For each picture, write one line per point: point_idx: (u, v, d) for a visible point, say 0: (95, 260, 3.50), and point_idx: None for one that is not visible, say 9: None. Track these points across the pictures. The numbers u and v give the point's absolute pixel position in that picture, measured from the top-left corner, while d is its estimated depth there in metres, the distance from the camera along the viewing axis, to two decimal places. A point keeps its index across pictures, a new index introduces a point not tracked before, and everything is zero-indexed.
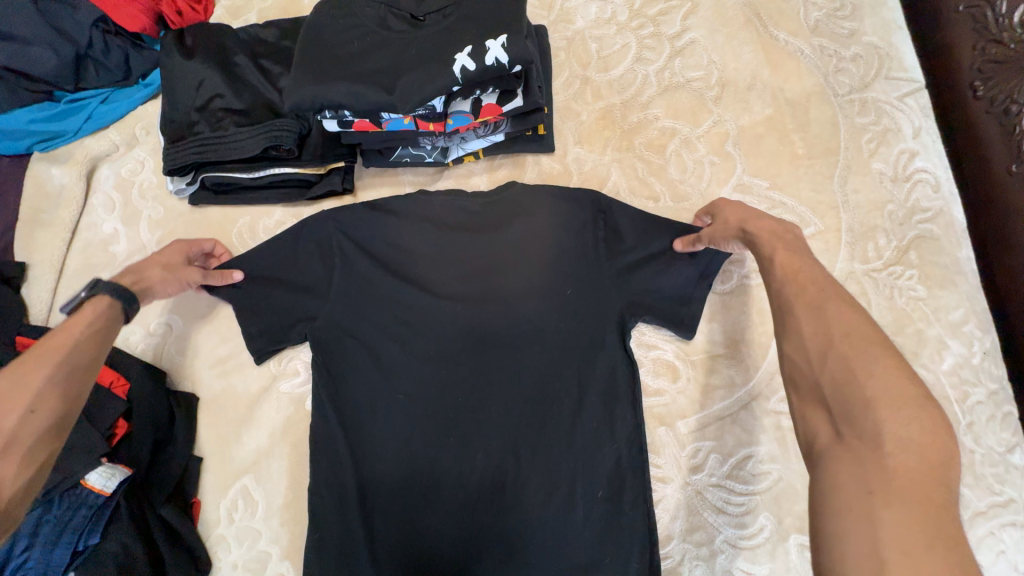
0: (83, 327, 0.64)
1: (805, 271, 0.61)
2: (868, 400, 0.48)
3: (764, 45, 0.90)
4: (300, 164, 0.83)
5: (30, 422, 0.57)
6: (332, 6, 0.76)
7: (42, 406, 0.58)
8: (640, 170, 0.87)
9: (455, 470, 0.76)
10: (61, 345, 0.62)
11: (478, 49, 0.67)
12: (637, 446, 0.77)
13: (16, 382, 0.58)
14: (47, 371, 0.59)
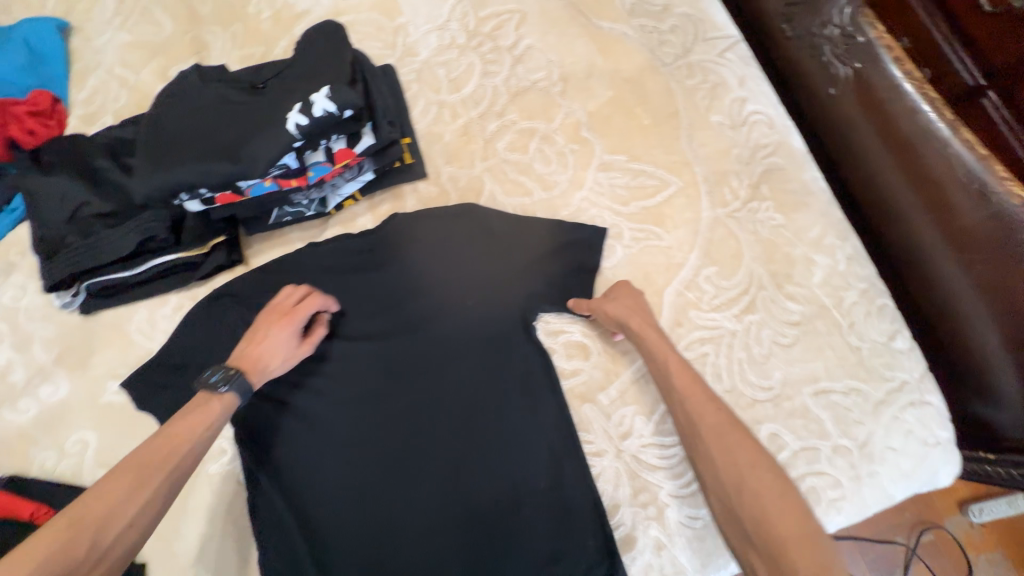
0: (210, 422, 0.66)
1: (695, 381, 0.69)
2: (783, 541, 0.54)
3: (592, 36, 0.98)
4: (181, 248, 0.85)
5: (149, 511, 0.59)
6: (170, 93, 0.79)
7: (139, 515, 0.58)
8: (510, 173, 0.93)
9: (402, 502, 0.77)
10: (184, 441, 0.63)
11: (306, 105, 0.72)
12: (564, 428, 0.79)
13: (147, 481, 0.59)
14: (166, 475, 0.61)
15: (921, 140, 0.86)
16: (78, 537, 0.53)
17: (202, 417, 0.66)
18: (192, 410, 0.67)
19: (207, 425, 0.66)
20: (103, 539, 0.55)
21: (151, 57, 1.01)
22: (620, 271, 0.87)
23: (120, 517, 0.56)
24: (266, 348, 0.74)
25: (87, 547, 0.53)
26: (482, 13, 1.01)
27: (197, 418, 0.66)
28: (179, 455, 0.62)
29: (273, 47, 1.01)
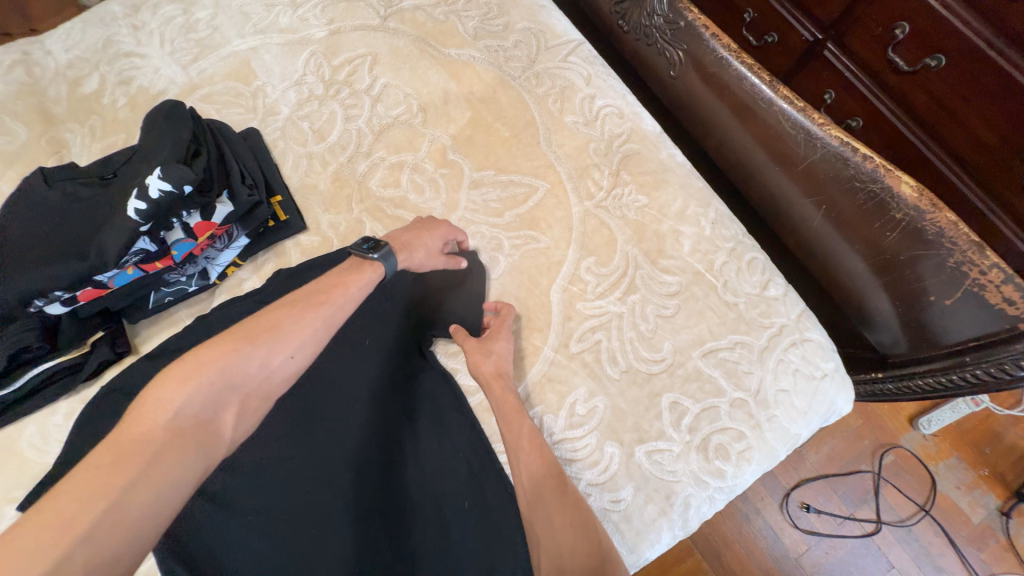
0: (364, 283, 0.73)
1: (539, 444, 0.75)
2: None
3: (443, 64, 1.03)
4: (59, 353, 0.82)
5: (288, 361, 0.64)
6: (14, 201, 0.78)
7: (303, 347, 0.65)
8: (387, 209, 0.95)
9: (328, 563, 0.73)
10: (326, 302, 0.69)
11: (142, 189, 0.72)
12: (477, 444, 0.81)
13: (285, 323, 0.65)
14: (314, 321, 0.67)
15: (753, 102, 0.93)
16: (223, 377, 0.58)
17: (357, 280, 0.73)
18: (346, 278, 0.73)
19: (342, 296, 0.71)
20: (247, 381, 0.60)
21: (7, 166, 0.99)
22: (507, 280, 0.90)
23: (261, 361, 0.62)
24: (418, 239, 0.82)
25: (246, 369, 0.60)
26: (335, 62, 1.04)
27: (354, 281, 0.73)
28: (333, 303, 0.69)
29: (133, 133, 1.01)
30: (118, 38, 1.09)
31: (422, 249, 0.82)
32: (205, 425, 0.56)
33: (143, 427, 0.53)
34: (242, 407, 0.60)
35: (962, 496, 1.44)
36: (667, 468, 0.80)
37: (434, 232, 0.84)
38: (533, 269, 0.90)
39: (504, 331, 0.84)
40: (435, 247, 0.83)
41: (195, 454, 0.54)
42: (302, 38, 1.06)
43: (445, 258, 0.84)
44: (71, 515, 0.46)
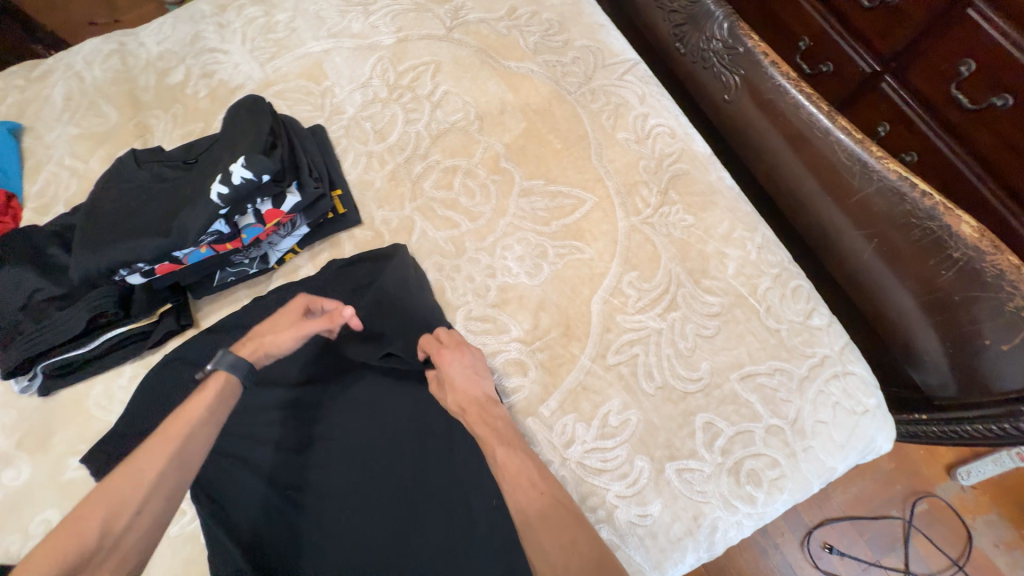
0: (205, 405, 0.67)
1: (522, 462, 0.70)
2: None
3: (502, 75, 1.07)
4: (131, 320, 0.89)
5: (140, 521, 0.58)
6: (107, 178, 0.85)
7: (150, 507, 0.58)
8: (438, 210, 0.99)
9: (362, 540, 0.78)
10: (171, 442, 0.62)
11: (226, 175, 0.78)
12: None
13: (122, 482, 0.58)
14: (150, 476, 0.59)
15: (807, 130, 0.93)
16: (66, 552, 0.53)
17: (200, 399, 0.67)
18: (191, 399, 0.67)
19: (190, 424, 0.64)
20: (93, 553, 0.54)
21: (98, 145, 1.08)
22: (549, 287, 0.92)
23: (101, 530, 0.55)
24: (266, 328, 0.79)
25: (83, 541, 0.54)
26: (401, 67, 1.10)
27: (203, 398, 0.68)
28: (171, 451, 0.62)
29: (211, 122, 1.08)
30: (205, 34, 1.17)
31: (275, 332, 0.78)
32: None
33: None
34: None
35: (1001, 555, 1.36)
36: (696, 488, 0.80)
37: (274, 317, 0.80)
38: (575, 279, 0.92)
39: (447, 351, 0.81)
40: (285, 322, 0.79)
41: None
42: (372, 44, 1.12)
43: (309, 321, 0.80)
44: None
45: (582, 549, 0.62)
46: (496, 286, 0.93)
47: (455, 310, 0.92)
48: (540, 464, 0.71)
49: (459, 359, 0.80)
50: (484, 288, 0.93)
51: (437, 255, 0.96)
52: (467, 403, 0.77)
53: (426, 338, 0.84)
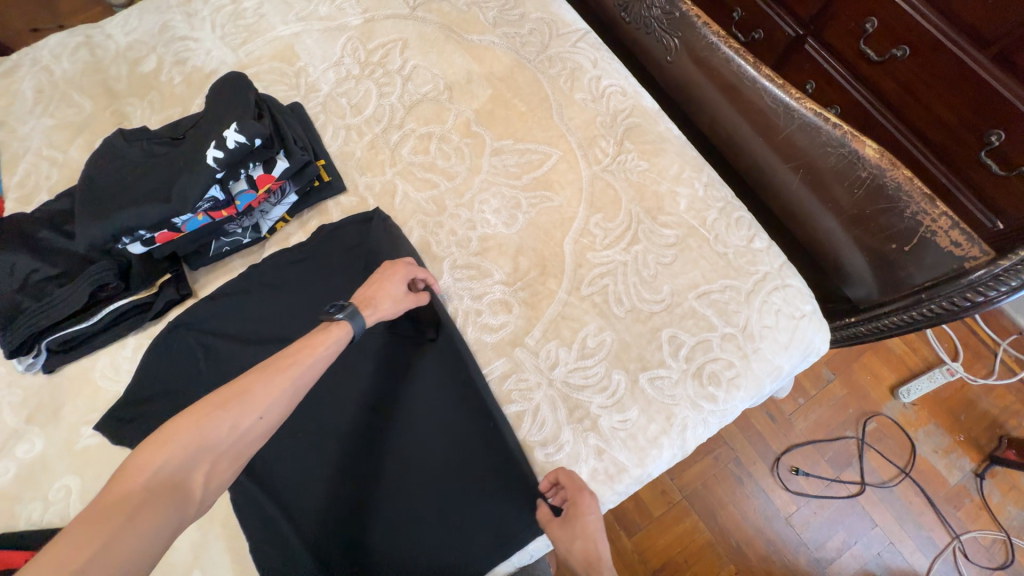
0: (332, 339, 0.76)
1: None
2: None
3: (466, 48, 1.16)
4: (132, 292, 0.94)
5: (257, 425, 0.65)
6: (98, 158, 0.90)
7: (265, 414, 0.66)
8: (417, 173, 1.07)
9: (371, 485, 0.84)
10: (291, 364, 0.70)
11: (220, 141, 0.85)
12: (483, 382, 0.92)
13: (251, 388, 0.66)
14: (272, 387, 0.67)
15: (739, 83, 1.06)
16: (195, 441, 0.61)
17: (324, 338, 0.75)
18: (313, 338, 0.75)
19: (313, 353, 0.73)
20: (218, 444, 0.62)
21: (76, 135, 1.11)
22: (525, 234, 1.02)
23: (228, 426, 0.63)
24: (378, 290, 0.85)
25: (214, 432, 0.62)
26: (370, 46, 1.17)
27: (322, 338, 0.75)
28: (293, 365, 0.70)
29: (189, 106, 1.13)
30: (173, 24, 1.21)
31: (388, 299, 0.85)
32: (175, 487, 0.58)
33: (124, 485, 0.56)
34: (211, 471, 0.61)
35: (940, 459, 1.55)
36: (667, 392, 0.91)
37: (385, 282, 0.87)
38: (549, 224, 1.02)
39: (586, 499, 0.79)
40: (397, 292, 0.87)
41: (170, 511, 0.56)
42: (340, 25, 1.19)
43: (413, 298, 0.89)
44: (66, 561, 0.49)
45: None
46: (477, 237, 1.02)
47: (441, 261, 1.01)
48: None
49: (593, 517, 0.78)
50: (466, 239, 1.02)
51: (419, 214, 1.05)
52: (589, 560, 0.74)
53: (564, 472, 0.82)
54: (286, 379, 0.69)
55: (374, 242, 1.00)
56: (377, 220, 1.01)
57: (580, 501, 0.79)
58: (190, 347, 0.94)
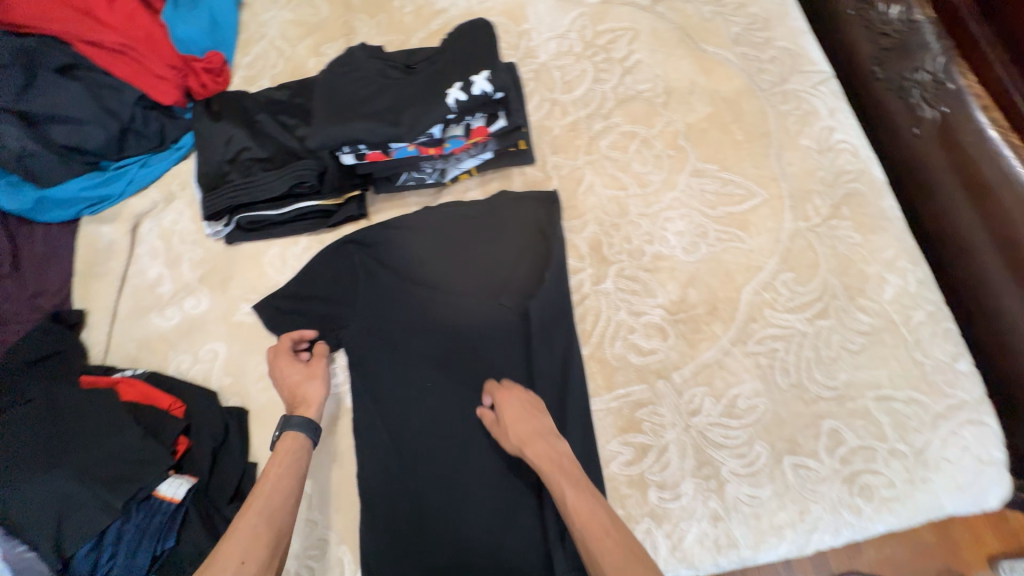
0: (290, 450, 0.77)
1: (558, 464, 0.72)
2: None
3: (698, 58, 1.09)
4: (322, 197, 0.98)
5: (247, 567, 0.64)
6: (339, 64, 0.93)
7: (251, 553, 0.65)
8: (609, 169, 1.04)
9: (431, 458, 0.85)
10: (261, 495, 0.71)
11: (466, 83, 0.84)
12: (564, 390, 0.87)
13: (223, 544, 0.65)
14: (247, 524, 0.67)
15: (1000, 182, 0.90)
16: None
17: (280, 461, 0.76)
18: (265, 470, 0.75)
19: (272, 480, 0.73)
20: None
21: (308, 36, 1.17)
22: (703, 267, 0.95)
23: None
24: (290, 385, 0.86)
25: None
26: (599, 28, 1.14)
27: (275, 467, 0.75)
28: (258, 496, 0.71)
29: (412, 38, 1.15)
30: None
31: (312, 384, 0.85)
32: None
33: None
34: None
35: None
36: (809, 486, 0.82)
37: (283, 366, 0.87)
38: (732, 265, 0.95)
39: (508, 390, 0.82)
40: (292, 375, 0.86)
41: None
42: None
43: (316, 360, 0.88)
44: None
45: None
46: (650, 253, 0.97)
47: (609, 265, 0.97)
48: (617, 515, 0.67)
49: (523, 398, 0.80)
50: (639, 252, 0.98)
51: (599, 211, 1.01)
52: (526, 437, 0.76)
53: (491, 380, 0.85)
54: (257, 514, 0.69)
55: (546, 224, 0.98)
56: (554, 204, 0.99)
57: (504, 394, 0.81)
58: (355, 263, 0.96)
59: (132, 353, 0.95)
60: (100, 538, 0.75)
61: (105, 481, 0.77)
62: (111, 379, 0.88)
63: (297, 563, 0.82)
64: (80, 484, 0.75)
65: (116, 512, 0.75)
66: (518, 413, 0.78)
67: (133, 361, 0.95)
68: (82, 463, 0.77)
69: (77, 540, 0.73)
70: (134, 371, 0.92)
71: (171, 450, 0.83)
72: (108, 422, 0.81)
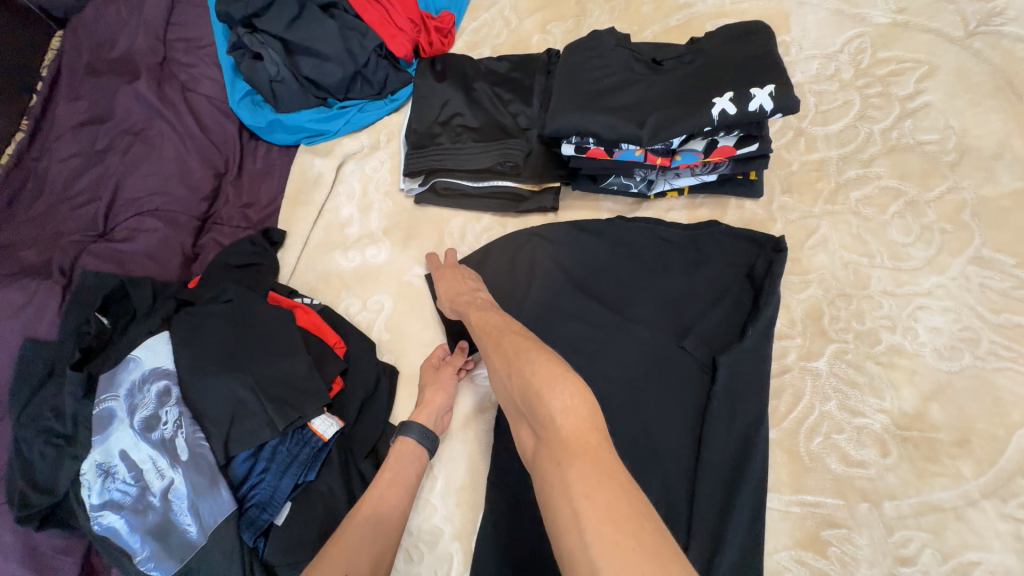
0: (406, 456, 0.78)
1: (490, 313, 0.74)
2: (537, 392, 0.56)
3: (1018, 115, 0.85)
4: (520, 180, 0.93)
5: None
6: (584, 46, 0.86)
7: (358, 561, 0.63)
8: (854, 227, 0.85)
9: None
10: (373, 499, 0.72)
11: (741, 96, 0.72)
12: (741, 476, 0.71)
13: (334, 547, 0.64)
14: (356, 531, 0.67)
15: None
16: None
17: (393, 468, 0.76)
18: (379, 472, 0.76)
19: (382, 484, 0.74)
20: None
21: (538, 11, 1.13)
22: (961, 383, 0.74)
23: None
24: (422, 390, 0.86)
25: None
26: (882, 54, 0.93)
27: (389, 468, 0.76)
28: (370, 501, 0.71)
29: (647, 31, 1.05)
30: None
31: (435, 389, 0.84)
32: None
33: None
34: None
35: None
36: None
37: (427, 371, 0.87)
38: (1006, 392, 0.72)
39: (444, 267, 0.91)
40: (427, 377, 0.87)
41: None
42: (858, 16, 0.97)
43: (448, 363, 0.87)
44: None
45: (520, 357, 0.60)
46: (887, 343, 0.78)
47: (827, 341, 0.80)
48: (509, 317, 0.72)
49: (456, 271, 0.88)
50: (872, 337, 0.79)
51: (829, 274, 0.83)
52: (456, 296, 0.83)
53: (430, 258, 0.95)
54: (366, 520, 0.69)
55: (759, 271, 0.82)
56: (775, 249, 0.82)
57: (439, 270, 0.90)
58: (538, 259, 0.90)
59: (311, 282, 1.01)
60: (264, 446, 0.80)
61: (272, 399, 0.80)
62: (292, 303, 0.93)
63: (409, 541, 0.80)
64: (254, 396, 0.80)
65: (277, 432, 0.78)
66: (452, 277, 0.87)
67: (310, 289, 1.01)
68: (258, 376, 0.81)
69: (241, 446, 0.78)
70: (311, 300, 0.97)
71: (328, 387, 0.84)
72: (285, 345, 0.84)
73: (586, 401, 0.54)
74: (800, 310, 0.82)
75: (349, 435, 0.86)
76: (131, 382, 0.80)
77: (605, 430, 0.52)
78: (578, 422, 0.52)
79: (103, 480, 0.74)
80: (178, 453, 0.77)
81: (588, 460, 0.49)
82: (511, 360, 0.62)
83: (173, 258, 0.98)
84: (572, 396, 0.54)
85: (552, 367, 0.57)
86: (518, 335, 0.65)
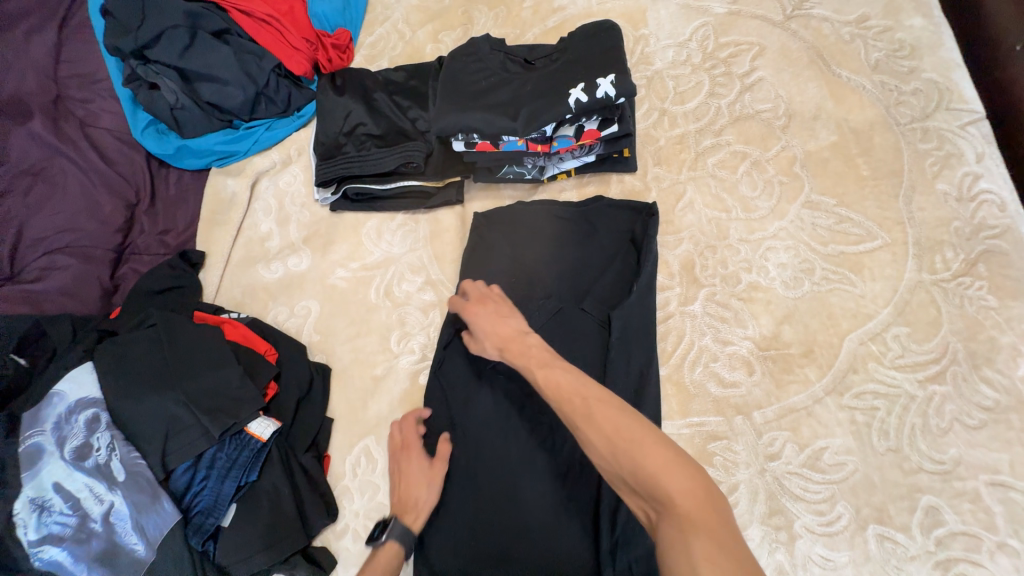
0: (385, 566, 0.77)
1: (563, 374, 0.65)
2: (650, 472, 0.52)
3: (828, 82, 1.02)
4: (424, 178, 1.02)
5: None
6: (462, 52, 0.96)
7: None
8: (714, 188, 0.99)
9: (492, 447, 0.83)
10: None
11: (590, 86, 0.85)
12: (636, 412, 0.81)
13: None
14: None
15: None
16: None
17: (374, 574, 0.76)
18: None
19: None
20: None
21: (429, 21, 1.22)
22: (803, 305, 0.89)
23: None
24: (407, 484, 0.82)
25: None
26: (722, 40, 1.09)
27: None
28: None
29: (528, 34, 1.16)
30: None
31: (421, 487, 0.82)
32: None
33: None
34: None
35: None
36: (895, 562, 0.74)
37: (411, 462, 0.84)
38: (837, 307, 0.88)
39: (471, 305, 0.82)
40: (416, 474, 0.83)
41: None
42: (702, 8, 1.12)
43: (438, 460, 0.83)
44: None
45: (624, 435, 0.56)
46: (746, 281, 0.92)
47: (699, 287, 0.93)
48: (584, 375, 0.65)
49: (492, 304, 0.81)
50: (734, 278, 0.93)
51: (696, 230, 0.97)
52: (502, 341, 0.75)
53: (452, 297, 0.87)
54: None
55: (638, 236, 0.94)
56: (649, 217, 0.94)
57: (466, 309, 0.82)
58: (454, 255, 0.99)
59: (237, 297, 1.06)
60: (205, 453, 0.84)
61: (204, 408, 0.83)
62: (218, 318, 0.96)
63: (356, 522, 0.88)
64: (186, 408, 0.83)
65: (214, 439, 0.82)
66: (490, 321, 0.78)
67: (238, 304, 1.05)
68: (189, 391, 0.84)
69: (179, 459, 0.82)
70: (238, 314, 1.00)
71: (263, 393, 0.88)
72: (213, 359, 0.87)
73: (693, 471, 0.52)
74: (675, 263, 0.96)
75: (287, 434, 0.90)
76: (57, 415, 0.81)
77: (727, 506, 0.50)
78: (699, 501, 0.50)
79: (37, 514, 0.74)
80: (115, 475, 0.79)
81: (718, 541, 0.47)
82: (612, 438, 0.56)
83: (92, 291, 0.99)
84: (690, 479, 0.51)
85: (663, 449, 0.53)
86: (609, 406, 0.59)
